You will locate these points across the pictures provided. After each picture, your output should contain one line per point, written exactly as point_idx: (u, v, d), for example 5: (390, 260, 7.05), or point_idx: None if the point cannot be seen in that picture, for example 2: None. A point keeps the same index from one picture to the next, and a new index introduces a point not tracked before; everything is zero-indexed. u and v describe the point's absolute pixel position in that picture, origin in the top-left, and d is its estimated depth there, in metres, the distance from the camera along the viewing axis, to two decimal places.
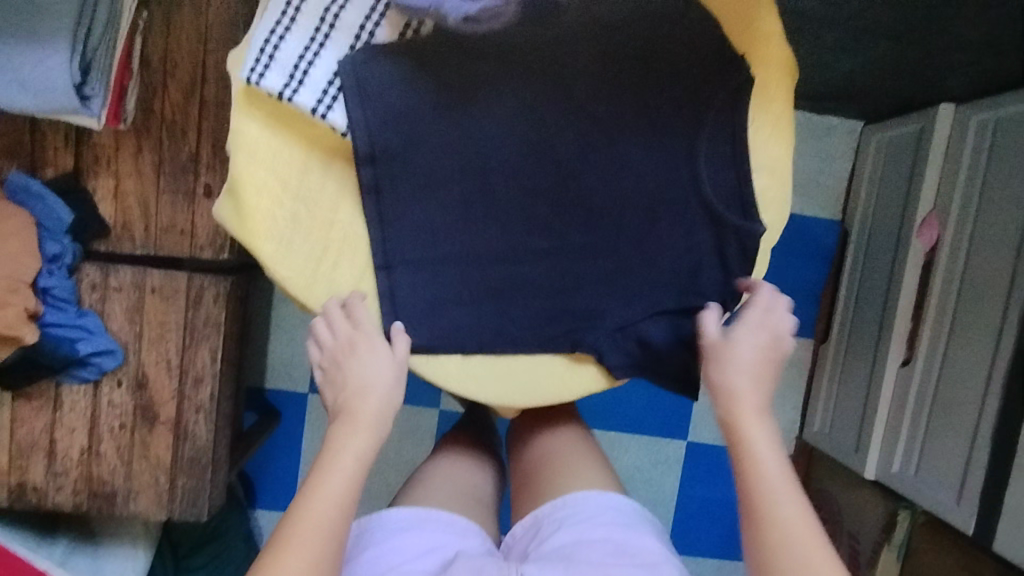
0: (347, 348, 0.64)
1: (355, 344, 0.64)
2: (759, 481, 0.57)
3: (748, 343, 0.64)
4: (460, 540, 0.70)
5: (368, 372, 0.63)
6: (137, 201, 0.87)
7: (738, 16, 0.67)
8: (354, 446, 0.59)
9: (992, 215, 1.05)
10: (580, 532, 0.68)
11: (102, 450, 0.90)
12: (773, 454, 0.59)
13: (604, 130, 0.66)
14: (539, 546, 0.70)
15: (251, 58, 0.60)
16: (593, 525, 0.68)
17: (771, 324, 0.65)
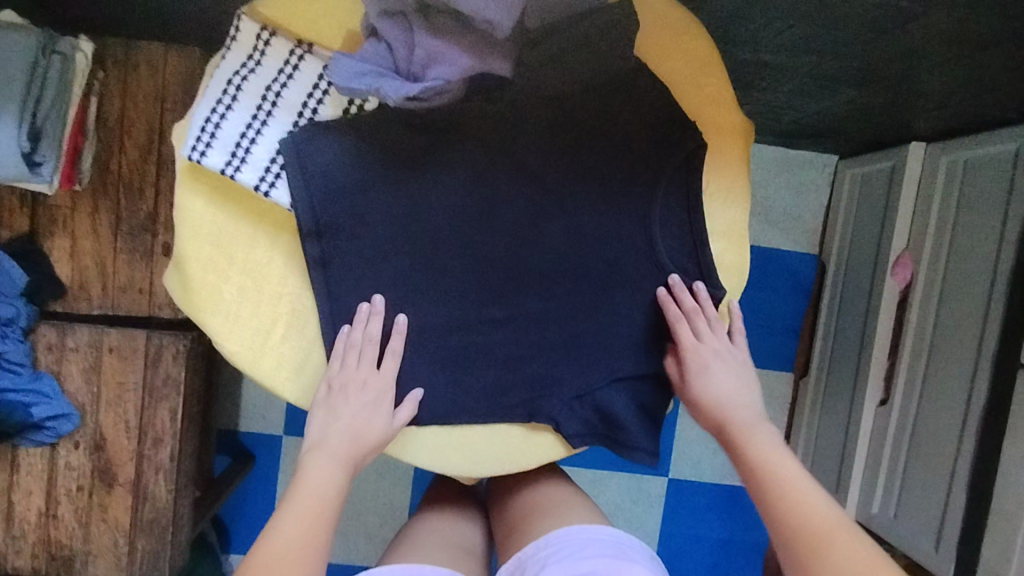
0: (350, 384, 0.63)
1: (360, 384, 0.63)
2: (780, 490, 0.57)
3: (713, 364, 0.66)
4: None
5: (360, 412, 0.62)
6: (94, 261, 0.86)
7: (690, 82, 0.67)
8: (326, 484, 0.58)
9: (962, 257, 1.04)
10: (566, 569, 0.65)
11: (59, 514, 0.88)
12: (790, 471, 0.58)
13: (556, 198, 0.65)
14: None
15: (192, 137, 0.60)
16: (577, 560, 0.66)
17: (722, 340, 0.67)
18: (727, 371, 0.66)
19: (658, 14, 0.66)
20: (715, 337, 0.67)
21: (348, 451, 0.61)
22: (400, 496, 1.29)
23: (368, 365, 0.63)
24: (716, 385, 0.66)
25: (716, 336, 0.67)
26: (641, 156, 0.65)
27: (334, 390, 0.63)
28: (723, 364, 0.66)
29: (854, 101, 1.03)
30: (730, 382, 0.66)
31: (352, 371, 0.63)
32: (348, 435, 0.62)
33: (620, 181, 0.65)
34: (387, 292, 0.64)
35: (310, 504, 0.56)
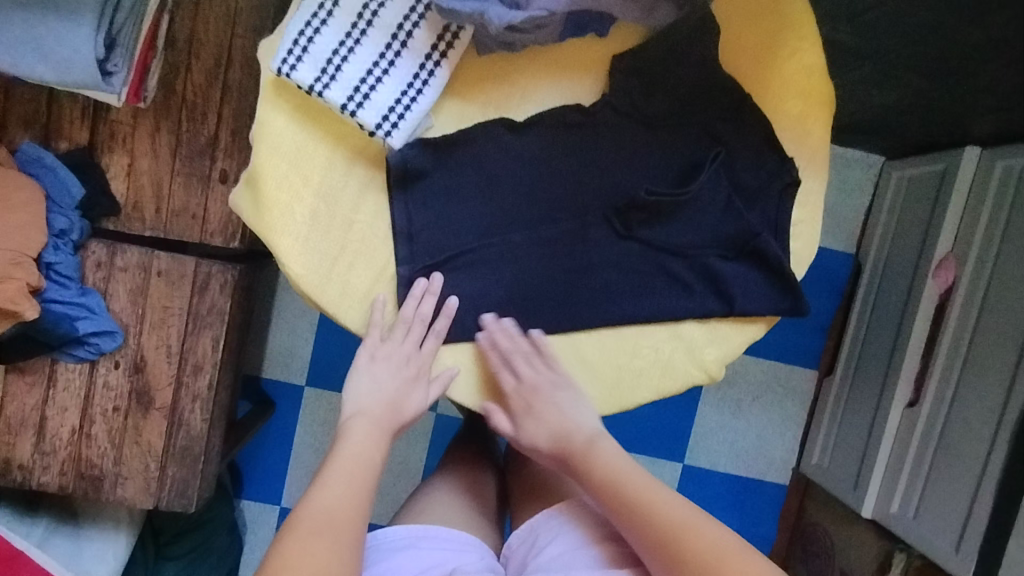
0: (401, 369, 0.65)
1: (402, 359, 0.65)
2: (628, 504, 0.61)
3: (543, 401, 0.66)
4: (459, 556, 0.69)
5: (406, 388, 0.65)
6: (150, 181, 0.85)
7: (781, 43, 0.65)
8: (363, 446, 0.63)
9: (1012, 262, 1.03)
10: (578, 542, 0.67)
11: (93, 432, 0.88)
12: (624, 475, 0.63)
13: (638, 148, 0.65)
14: (536, 556, 0.69)
15: (283, 49, 0.58)
16: (590, 533, 0.68)
17: (555, 384, 0.67)
18: (557, 400, 0.67)
19: None
20: (533, 369, 0.66)
21: (383, 417, 0.65)
22: (416, 456, 1.28)
23: (412, 344, 0.65)
24: (548, 407, 0.67)
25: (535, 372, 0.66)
26: (726, 115, 0.65)
27: (377, 361, 0.65)
28: (559, 393, 0.67)
29: (921, 94, 1.02)
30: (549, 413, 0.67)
31: (396, 345, 0.65)
32: (383, 422, 0.65)
33: (695, 139, 0.65)
34: (464, 228, 0.64)
35: (346, 471, 0.60)
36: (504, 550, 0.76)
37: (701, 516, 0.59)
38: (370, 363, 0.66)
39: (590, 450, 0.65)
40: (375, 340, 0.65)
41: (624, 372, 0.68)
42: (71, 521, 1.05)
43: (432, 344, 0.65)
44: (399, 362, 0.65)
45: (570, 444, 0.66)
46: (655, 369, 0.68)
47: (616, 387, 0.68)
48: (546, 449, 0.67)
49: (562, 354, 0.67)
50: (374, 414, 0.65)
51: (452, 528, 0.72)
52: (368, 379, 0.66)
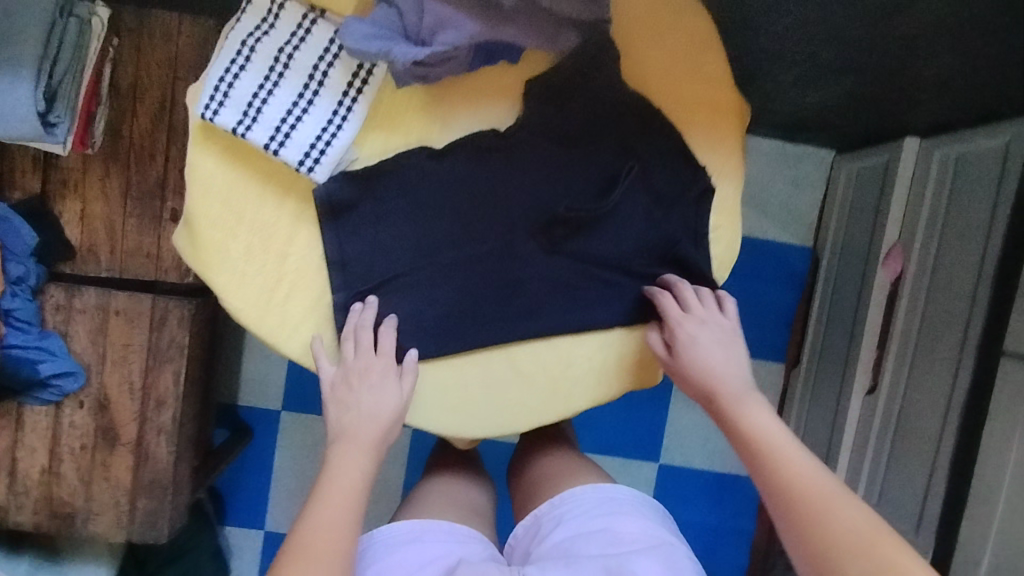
0: (362, 380, 0.66)
1: (361, 373, 0.66)
2: (776, 460, 0.61)
3: (698, 343, 0.68)
4: (462, 546, 0.71)
5: (372, 398, 0.66)
6: (103, 224, 0.88)
7: (687, 59, 0.68)
8: (354, 466, 0.64)
9: (953, 248, 1.04)
10: (579, 527, 0.70)
11: (62, 471, 0.90)
12: (777, 429, 0.63)
13: (556, 167, 0.67)
14: (539, 543, 0.72)
15: (206, 96, 0.62)
16: (589, 518, 0.71)
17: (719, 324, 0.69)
18: (718, 344, 0.68)
19: None
20: (702, 308, 0.69)
21: (366, 434, 0.65)
22: (396, 474, 1.31)
23: (367, 355, 0.66)
24: (705, 357, 0.68)
25: (703, 309, 0.69)
26: (638, 130, 0.67)
27: (342, 386, 0.67)
28: (718, 339, 0.68)
29: (853, 91, 1.05)
30: (724, 356, 0.68)
31: (353, 363, 0.66)
32: (367, 436, 0.65)
33: (609, 154, 0.68)
34: (394, 255, 0.67)
35: (338, 491, 0.62)
36: (507, 544, 0.79)
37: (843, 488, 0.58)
38: (336, 390, 0.67)
39: (737, 404, 0.66)
40: (330, 365, 0.67)
41: (560, 381, 0.70)
42: (52, 559, 1.07)
43: (389, 348, 0.66)
44: (356, 377, 0.66)
45: (715, 394, 0.67)
46: (591, 378, 0.71)
47: (553, 396, 0.70)
48: (693, 394, 0.69)
49: (500, 368, 0.70)
50: (360, 435, 0.65)
51: (454, 524, 0.74)
52: (338, 405, 0.67)
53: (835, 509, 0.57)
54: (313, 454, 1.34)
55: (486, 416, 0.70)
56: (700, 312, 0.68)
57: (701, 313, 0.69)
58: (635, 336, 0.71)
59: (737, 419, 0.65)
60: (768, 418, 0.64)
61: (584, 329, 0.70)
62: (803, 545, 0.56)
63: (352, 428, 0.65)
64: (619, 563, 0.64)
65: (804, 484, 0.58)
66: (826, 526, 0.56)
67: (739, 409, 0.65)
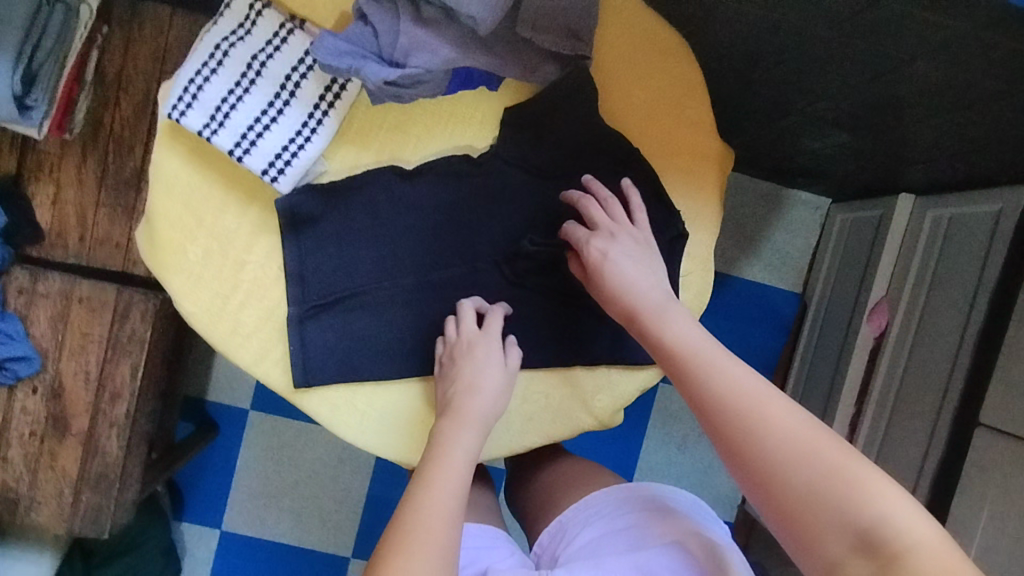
0: (468, 354, 0.63)
1: (468, 350, 0.64)
2: (702, 375, 0.54)
3: (614, 259, 0.62)
4: (491, 551, 0.66)
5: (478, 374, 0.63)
6: (75, 210, 0.87)
7: (671, 101, 0.68)
8: (460, 442, 0.60)
9: (937, 311, 1.01)
10: (604, 528, 0.67)
11: (8, 456, 0.89)
12: (700, 340, 0.56)
13: (528, 199, 0.66)
14: (566, 547, 0.68)
15: (174, 96, 0.60)
16: (613, 520, 0.67)
17: (637, 236, 0.63)
18: (634, 256, 0.62)
19: (639, 34, 0.67)
20: (614, 220, 0.63)
21: (474, 410, 0.62)
22: (359, 484, 1.32)
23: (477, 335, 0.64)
24: (622, 274, 0.61)
25: (617, 224, 0.63)
26: (613, 168, 0.66)
27: (451, 360, 0.64)
28: (632, 251, 0.62)
29: (848, 143, 1.03)
30: (641, 269, 0.62)
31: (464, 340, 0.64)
32: (478, 413, 0.62)
33: (583, 190, 0.67)
34: (354, 272, 0.65)
35: (446, 469, 0.57)
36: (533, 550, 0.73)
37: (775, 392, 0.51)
38: (446, 364, 0.65)
39: (661, 316, 0.59)
40: (445, 339, 0.66)
41: (515, 416, 0.68)
42: None
43: (495, 330, 0.65)
44: (464, 353, 0.63)
45: (637, 307, 0.60)
46: (547, 415, 0.69)
47: (505, 431, 0.68)
48: (614, 311, 0.62)
49: None
50: (467, 412, 0.62)
51: (481, 524, 0.70)
52: (447, 377, 0.64)
53: (771, 418, 0.49)
54: (277, 456, 1.31)
55: None
56: (614, 227, 0.63)
57: (615, 229, 0.63)
58: (596, 377, 0.70)
59: (661, 337, 0.58)
60: (690, 330, 0.57)
61: (541, 366, 0.68)
62: (745, 469, 0.49)
63: (459, 402, 0.62)
64: (644, 559, 0.61)
65: (737, 399, 0.51)
66: (762, 439, 0.49)
67: (659, 325, 0.58)
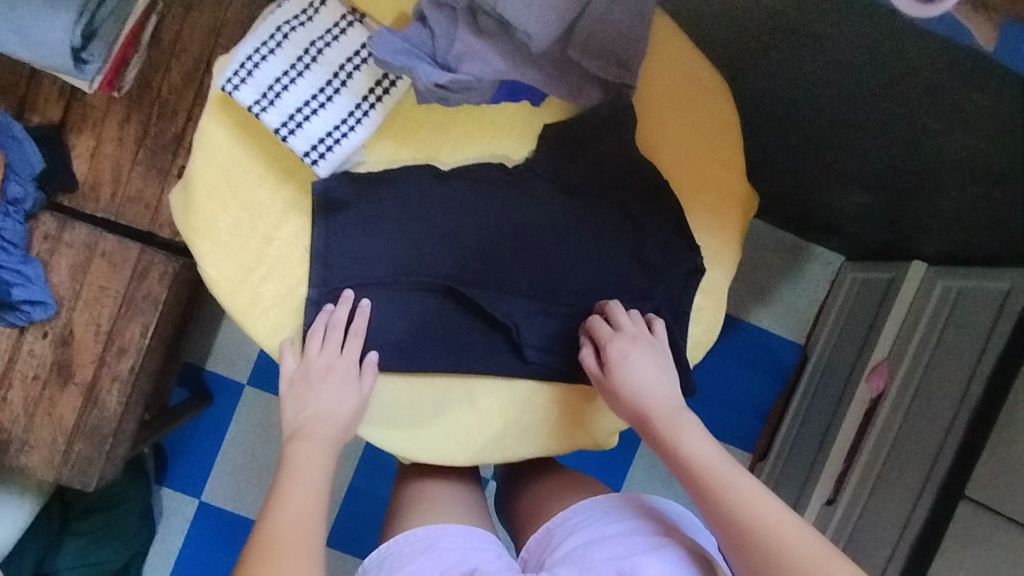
0: (320, 376, 0.65)
1: (321, 370, 0.65)
2: (718, 491, 0.58)
3: (637, 368, 0.65)
4: (475, 554, 0.66)
5: (330, 397, 0.65)
6: (111, 166, 0.89)
7: (705, 140, 0.69)
8: (312, 463, 0.62)
9: (935, 378, 1.02)
10: (594, 534, 0.66)
11: (10, 396, 0.90)
12: (713, 452, 0.61)
13: (555, 215, 0.68)
14: (551, 553, 0.68)
15: (230, 69, 0.63)
16: (603, 526, 0.67)
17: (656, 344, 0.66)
18: (649, 366, 0.65)
19: (684, 70, 0.69)
20: (633, 331, 0.66)
21: (327, 434, 0.64)
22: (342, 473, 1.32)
23: (329, 350, 0.65)
24: (641, 391, 0.64)
25: (636, 333, 0.66)
26: (641, 196, 0.68)
27: (306, 378, 0.66)
28: (651, 360, 0.65)
29: (867, 205, 1.05)
30: (655, 384, 0.65)
31: (315, 357, 0.66)
32: (334, 432, 0.65)
33: (608, 213, 0.68)
34: (377, 262, 0.67)
35: (298, 493, 0.60)
36: (520, 555, 0.73)
37: (782, 512, 0.56)
38: (300, 380, 0.66)
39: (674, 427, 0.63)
40: (292, 358, 0.67)
41: (512, 424, 0.70)
42: None
43: (353, 344, 0.66)
44: (316, 375, 0.65)
45: (651, 421, 0.64)
46: (542, 427, 0.70)
47: (503, 436, 0.70)
48: (626, 417, 0.65)
49: (454, 397, 0.69)
50: (318, 425, 0.64)
51: (471, 528, 0.70)
52: (295, 399, 0.66)
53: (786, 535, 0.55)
54: (265, 434, 1.32)
55: (431, 439, 0.69)
56: (632, 336, 0.66)
57: (633, 338, 0.66)
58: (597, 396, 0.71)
59: (678, 447, 0.62)
60: (702, 445, 0.61)
61: (546, 379, 0.70)
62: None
63: (309, 426, 0.64)
64: (633, 562, 0.61)
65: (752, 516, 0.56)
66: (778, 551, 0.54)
67: (675, 435, 0.62)
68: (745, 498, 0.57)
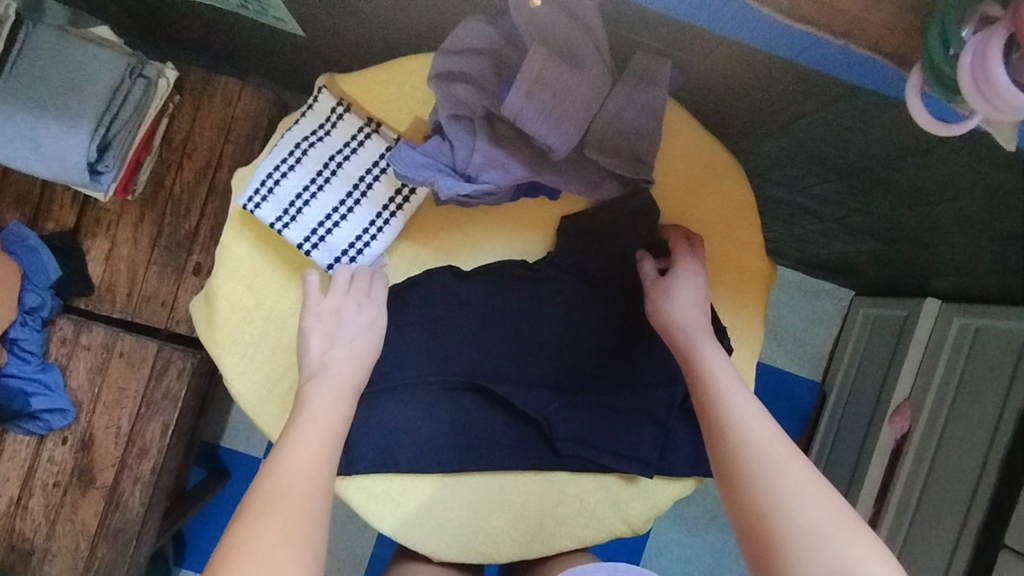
0: (346, 315, 0.61)
1: (347, 313, 0.61)
2: (724, 415, 0.54)
3: (679, 290, 0.63)
4: None
5: (354, 342, 0.60)
6: (127, 267, 0.89)
7: (723, 221, 0.70)
8: (337, 410, 0.56)
9: (961, 421, 1.02)
10: None
11: (30, 506, 0.88)
12: (731, 381, 0.57)
13: (578, 304, 0.68)
14: None
15: (251, 188, 0.64)
16: None
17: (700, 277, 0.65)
18: (690, 292, 0.63)
19: (696, 155, 0.70)
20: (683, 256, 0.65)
21: (350, 381, 0.58)
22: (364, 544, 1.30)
23: (356, 290, 0.62)
24: (679, 302, 0.63)
25: (685, 261, 0.65)
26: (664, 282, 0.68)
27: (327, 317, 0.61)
28: (692, 290, 0.63)
29: (877, 251, 1.06)
30: (687, 308, 0.62)
31: (343, 298, 0.61)
32: (355, 377, 0.59)
33: (631, 299, 0.69)
34: (405, 364, 0.67)
35: (320, 438, 0.54)
36: None
37: (786, 445, 0.51)
38: (318, 321, 0.61)
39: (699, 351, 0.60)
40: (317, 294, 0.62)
41: (549, 520, 0.68)
42: None
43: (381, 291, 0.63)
44: (342, 316, 0.61)
45: (679, 341, 0.61)
46: (579, 520, 0.69)
47: (538, 533, 0.68)
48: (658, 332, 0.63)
49: (488, 495, 0.68)
50: (341, 375, 0.58)
51: None
52: (319, 336, 0.60)
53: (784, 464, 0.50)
54: None
55: (466, 538, 0.68)
56: (681, 261, 0.65)
57: (681, 263, 0.65)
58: (633, 484, 0.70)
59: (700, 368, 0.59)
60: (722, 372, 0.58)
61: (580, 471, 0.69)
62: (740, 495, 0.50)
63: (333, 367, 0.58)
64: None
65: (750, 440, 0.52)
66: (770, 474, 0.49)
67: (698, 358, 0.59)
68: (751, 427, 0.53)
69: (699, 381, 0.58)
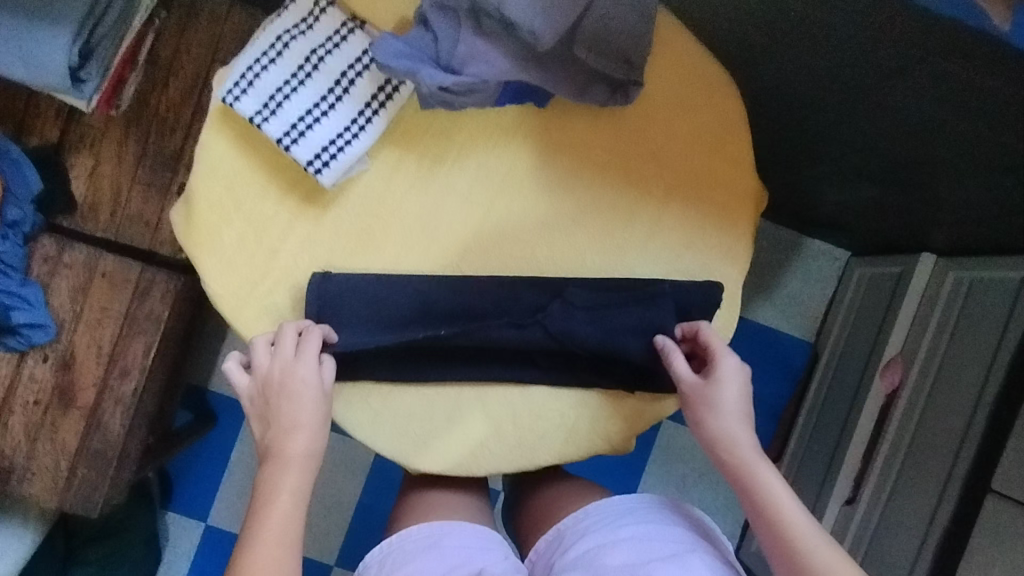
0: (278, 387, 0.62)
1: (278, 387, 0.62)
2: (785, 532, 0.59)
3: (720, 402, 0.64)
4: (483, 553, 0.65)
5: (290, 412, 0.62)
6: (111, 185, 0.88)
7: (714, 135, 0.69)
8: (285, 484, 0.60)
9: (954, 371, 0.98)
10: (606, 536, 0.65)
11: (10, 423, 0.88)
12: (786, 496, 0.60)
13: (564, 216, 0.67)
14: (562, 557, 0.66)
15: (231, 81, 0.63)
16: (616, 527, 0.65)
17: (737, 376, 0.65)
18: (732, 399, 0.64)
19: (686, 66, 0.68)
20: (720, 362, 0.65)
21: (298, 450, 0.61)
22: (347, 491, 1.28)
23: (281, 361, 0.63)
24: (723, 414, 0.64)
25: (721, 365, 0.65)
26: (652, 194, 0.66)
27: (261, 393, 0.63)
28: (733, 396, 0.64)
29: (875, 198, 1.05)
30: (732, 420, 0.64)
31: (269, 374, 0.63)
32: (298, 443, 0.61)
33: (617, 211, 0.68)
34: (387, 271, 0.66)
35: (274, 522, 0.59)
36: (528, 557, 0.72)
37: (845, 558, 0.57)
38: (256, 399, 0.64)
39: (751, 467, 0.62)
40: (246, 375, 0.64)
41: (529, 432, 0.67)
42: None
43: (306, 355, 0.63)
44: (273, 390, 0.63)
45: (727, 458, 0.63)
46: (560, 434, 0.68)
47: (517, 445, 0.67)
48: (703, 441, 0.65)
49: (467, 405, 0.67)
50: (291, 451, 0.61)
51: (480, 528, 0.69)
52: (262, 418, 0.63)
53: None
54: None
55: (445, 449, 0.67)
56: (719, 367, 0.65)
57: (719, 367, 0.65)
58: (615, 400, 0.69)
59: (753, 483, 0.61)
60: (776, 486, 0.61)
61: (561, 384, 0.68)
62: None
63: (277, 445, 0.61)
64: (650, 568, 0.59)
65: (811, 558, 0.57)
66: None
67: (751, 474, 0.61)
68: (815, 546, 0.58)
69: (754, 496, 0.61)
